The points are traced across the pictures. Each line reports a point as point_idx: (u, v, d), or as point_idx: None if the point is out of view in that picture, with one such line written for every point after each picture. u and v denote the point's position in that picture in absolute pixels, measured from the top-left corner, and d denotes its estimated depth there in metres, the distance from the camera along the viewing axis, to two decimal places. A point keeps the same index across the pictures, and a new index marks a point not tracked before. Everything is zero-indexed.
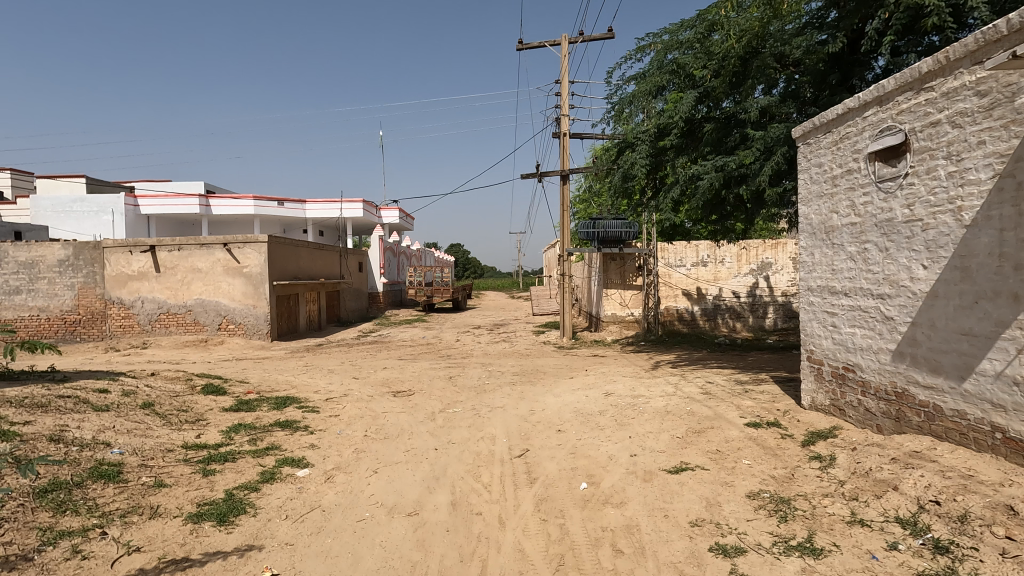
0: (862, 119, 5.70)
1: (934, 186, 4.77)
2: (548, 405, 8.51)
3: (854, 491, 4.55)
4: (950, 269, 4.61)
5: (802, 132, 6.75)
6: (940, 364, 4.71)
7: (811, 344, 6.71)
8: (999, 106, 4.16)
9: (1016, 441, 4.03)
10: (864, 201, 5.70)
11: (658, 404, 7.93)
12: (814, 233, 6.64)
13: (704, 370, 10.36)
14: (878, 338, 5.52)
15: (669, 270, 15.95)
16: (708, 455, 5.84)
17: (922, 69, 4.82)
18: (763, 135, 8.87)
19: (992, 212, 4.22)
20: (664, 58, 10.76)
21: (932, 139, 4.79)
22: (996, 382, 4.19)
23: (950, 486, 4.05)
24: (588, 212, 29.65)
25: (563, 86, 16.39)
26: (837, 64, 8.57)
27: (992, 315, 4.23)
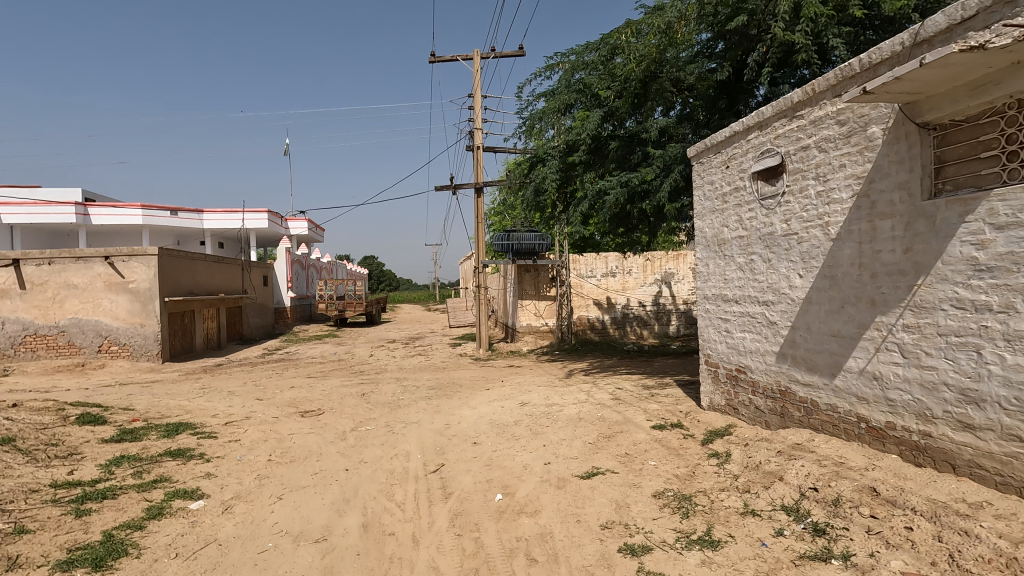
0: (746, 141, 6.27)
1: (806, 204, 5.32)
2: (464, 418, 8.46)
3: (746, 484, 4.92)
4: (820, 278, 5.16)
5: (695, 151, 7.28)
6: (816, 363, 5.23)
7: (708, 348, 7.20)
8: (854, 134, 4.73)
9: (877, 429, 4.56)
10: (749, 216, 6.23)
11: (571, 411, 8.14)
12: (708, 245, 7.15)
13: (615, 376, 10.79)
14: (764, 341, 6.03)
15: (581, 281, 16.49)
16: (618, 458, 6.07)
17: (793, 99, 5.38)
18: (662, 154, 9.48)
19: (852, 227, 4.77)
20: (571, 77, 11.17)
21: (803, 161, 5.34)
22: (860, 378, 4.72)
23: (825, 473, 4.50)
24: (504, 224, 30.01)
25: (476, 100, 16.57)
26: (725, 91, 9.44)
27: (856, 318, 4.76)
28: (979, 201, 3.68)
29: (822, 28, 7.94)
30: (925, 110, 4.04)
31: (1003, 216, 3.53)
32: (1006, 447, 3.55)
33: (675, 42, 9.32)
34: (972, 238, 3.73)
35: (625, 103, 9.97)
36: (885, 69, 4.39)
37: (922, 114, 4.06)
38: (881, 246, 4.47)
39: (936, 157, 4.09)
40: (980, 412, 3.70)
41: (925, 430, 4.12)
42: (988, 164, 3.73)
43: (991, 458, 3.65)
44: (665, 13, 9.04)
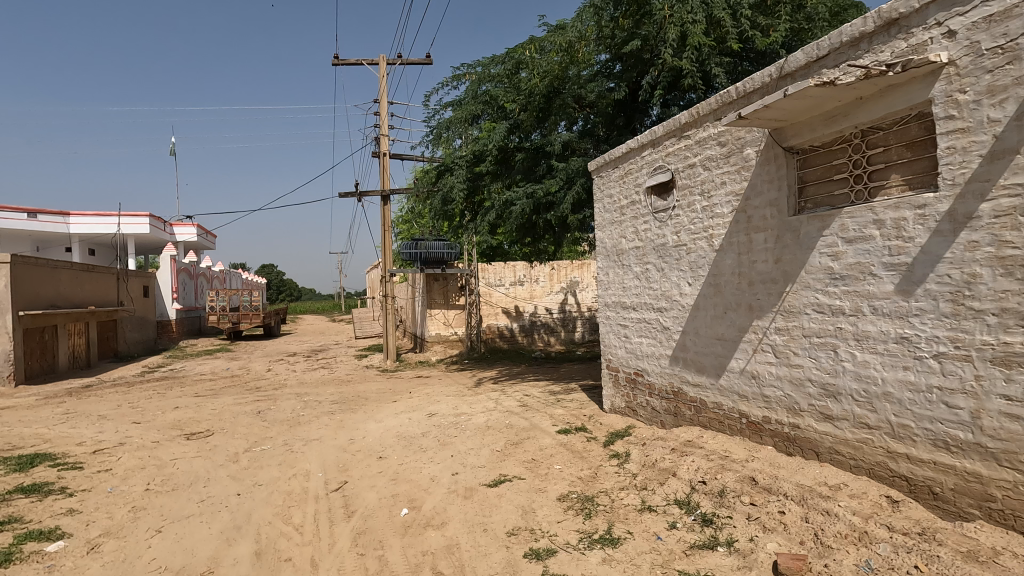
0: (641, 157, 6.67)
1: (693, 217, 5.75)
2: (369, 432, 8.19)
3: (644, 481, 5.20)
4: (706, 286, 5.58)
5: (595, 165, 7.62)
6: (704, 365, 5.64)
7: (608, 353, 7.53)
8: (733, 155, 5.19)
9: (755, 423, 5.00)
10: (645, 228, 6.62)
11: (480, 420, 8.15)
12: (607, 255, 7.49)
13: (523, 383, 10.95)
14: (659, 345, 6.41)
15: (490, 289, 16.60)
16: (524, 464, 6.16)
17: (681, 120, 5.81)
18: (565, 167, 9.83)
19: (732, 240, 5.22)
20: (478, 88, 11.29)
21: (690, 178, 5.77)
22: (740, 377, 5.15)
23: (712, 467, 4.86)
24: (412, 232, 29.53)
25: (382, 106, 16.23)
26: (622, 110, 10.00)
27: (736, 322, 5.20)
28: (833, 218, 4.17)
29: (705, 57, 8.68)
30: (790, 135, 4.52)
31: (852, 231, 4.03)
32: (858, 433, 4.03)
33: (576, 61, 9.75)
34: (829, 250, 4.22)
35: (529, 116, 10.18)
36: (757, 97, 4.86)
37: (787, 139, 4.55)
38: (757, 257, 4.93)
39: (799, 177, 4.59)
40: (838, 404, 4.18)
41: (794, 422, 4.57)
42: (840, 185, 4.25)
43: (846, 444, 4.12)
44: (567, 33, 9.73)
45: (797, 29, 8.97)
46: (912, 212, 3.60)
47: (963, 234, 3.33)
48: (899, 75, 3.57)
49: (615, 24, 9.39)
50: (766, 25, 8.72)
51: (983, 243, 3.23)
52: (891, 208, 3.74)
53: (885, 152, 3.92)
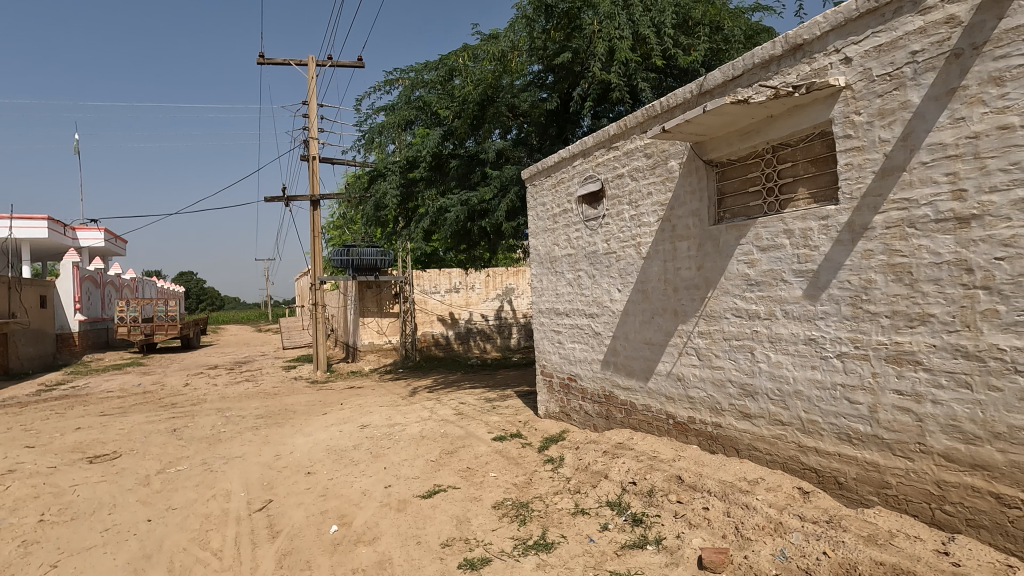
0: (572, 167, 6.83)
1: (622, 225, 5.94)
2: (297, 447, 7.84)
3: (577, 485, 5.29)
4: (634, 292, 5.78)
5: (529, 173, 7.72)
6: (633, 368, 5.82)
7: (542, 359, 7.61)
8: (658, 167, 5.42)
9: (681, 424, 5.21)
10: (576, 236, 6.77)
11: (414, 430, 8.00)
12: (541, 262, 7.59)
13: (459, 391, 10.87)
14: (591, 350, 6.55)
15: (425, 297, 16.35)
16: (460, 473, 6.10)
17: (610, 131, 6.01)
18: (499, 175, 9.94)
19: (658, 248, 5.44)
20: (411, 94, 11.16)
21: (619, 188, 5.97)
22: (667, 379, 5.36)
23: (642, 467, 5.01)
24: (344, 239, 28.69)
25: (312, 108, 15.70)
26: (555, 119, 10.15)
27: (663, 327, 5.41)
28: (749, 227, 4.44)
29: (632, 72, 9.03)
30: (709, 149, 4.78)
31: (765, 240, 4.30)
32: (773, 430, 4.29)
33: (509, 70, 9.81)
34: (745, 258, 4.48)
35: (463, 124, 10.15)
36: (680, 112, 5.11)
37: (707, 153, 4.80)
38: (681, 264, 5.15)
39: (718, 189, 4.86)
40: (755, 403, 4.43)
41: (716, 421, 4.80)
42: (755, 197, 4.53)
43: (763, 440, 4.37)
44: (499, 43, 9.66)
45: (716, 49, 9.51)
46: (817, 222, 3.90)
47: (860, 243, 3.63)
48: (804, 96, 3.86)
49: (546, 36, 9.59)
50: (688, 44, 9.19)
51: (877, 252, 3.53)
52: (799, 219, 4.03)
53: (793, 167, 4.21)
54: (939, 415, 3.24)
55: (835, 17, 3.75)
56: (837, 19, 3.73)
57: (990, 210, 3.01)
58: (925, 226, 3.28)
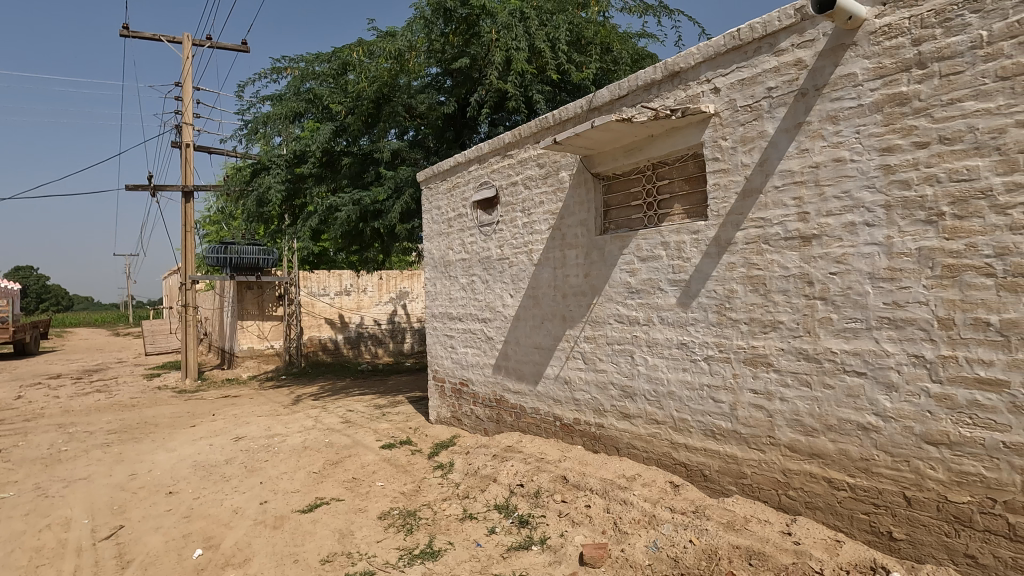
0: (467, 172, 6.85)
1: (515, 232, 6.05)
2: (158, 464, 7.04)
3: (466, 490, 5.29)
4: (526, 298, 5.91)
5: (424, 176, 7.62)
6: (524, 373, 5.94)
7: (435, 364, 7.53)
8: (550, 176, 5.59)
9: (567, 425, 5.40)
10: (470, 241, 6.79)
11: (295, 440, 7.52)
12: (435, 266, 7.52)
13: (347, 398, 10.41)
14: (483, 354, 6.59)
15: (312, 299, 15.49)
16: (344, 484, 5.84)
17: (505, 139, 6.11)
18: (393, 175, 9.68)
19: (549, 255, 5.61)
20: (301, 85, 10.59)
21: (513, 196, 6.08)
22: (555, 382, 5.53)
23: (529, 470, 5.13)
24: (222, 235, 26.43)
25: (186, 91, 14.31)
26: (452, 124, 10.30)
27: (552, 332, 5.58)
28: (631, 238, 4.72)
29: (527, 83, 9.31)
30: (597, 163, 5.02)
31: (645, 251, 4.59)
32: (649, 428, 4.58)
33: (406, 70, 9.59)
34: (627, 267, 4.76)
35: (356, 120, 9.73)
36: (570, 126, 5.32)
37: (595, 166, 5.05)
38: (570, 271, 5.35)
39: (604, 201, 5.12)
40: (634, 404, 4.70)
41: (599, 421, 5.03)
42: (636, 210, 4.83)
43: (640, 438, 4.66)
44: (397, 41, 9.33)
45: (606, 69, 10.07)
46: (689, 236, 4.24)
47: (724, 256, 4.01)
48: (680, 119, 4.19)
49: (445, 39, 9.59)
50: (580, 62, 9.64)
51: (738, 264, 3.92)
52: (674, 232, 4.36)
53: (670, 185, 4.56)
54: (786, 412, 3.65)
55: (707, 50, 4.11)
56: (708, 51, 4.10)
57: (826, 231, 3.45)
58: (776, 243, 3.70)
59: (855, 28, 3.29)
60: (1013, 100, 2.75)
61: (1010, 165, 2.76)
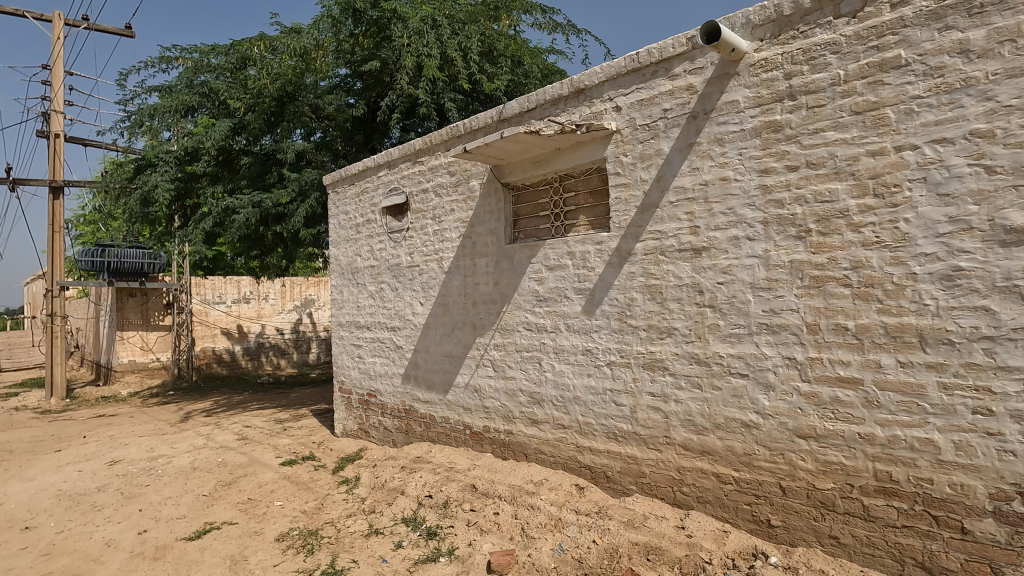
0: (377, 177, 6.69)
1: (426, 240, 5.99)
2: (12, 496, 6.17)
3: (372, 504, 5.13)
4: (436, 306, 5.85)
5: (331, 179, 7.35)
6: (433, 382, 5.87)
7: (341, 376, 7.24)
8: (460, 185, 5.60)
9: (477, 433, 5.40)
10: (379, 247, 6.63)
11: (183, 461, 6.91)
12: (342, 273, 7.25)
13: (244, 414, 9.73)
14: (392, 364, 6.44)
15: (206, 307, 14.36)
16: (238, 506, 5.44)
17: (415, 145, 6.05)
18: (297, 178, 9.23)
19: (459, 263, 5.60)
20: (194, 78, 9.86)
21: (423, 203, 6.02)
22: (465, 391, 5.52)
23: (437, 480, 5.09)
24: (99, 236, 23.89)
25: (56, 75, 12.81)
26: (362, 127, 10.13)
27: (462, 340, 5.57)
28: (539, 247, 4.83)
29: (439, 91, 9.29)
30: (507, 173, 5.11)
31: (552, 260, 4.72)
32: (556, 433, 4.69)
33: (313, 69, 9.13)
34: (535, 276, 4.86)
35: (257, 118, 9.19)
36: (481, 135, 5.37)
37: (505, 176, 5.13)
38: (480, 279, 5.37)
39: (514, 210, 5.20)
40: (541, 410, 4.80)
41: (509, 428, 5.08)
42: (544, 220, 4.96)
43: (547, 443, 4.76)
44: (302, 39, 8.86)
45: (516, 81, 10.29)
46: (593, 247, 4.41)
47: (625, 266, 4.21)
48: (584, 134, 4.37)
49: (354, 41, 9.39)
50: (491, 73, 9.78)
51: (637, 274, 4.14)
52: (580, 243, 4.52)
53: (576, 197, 4.72)
54: (680, 412, 3.89)
55: (610, 70, 4.33)
56: (611, 72, 4.31)
57: (714, 244, 3.73)
58: (671, 255, 3.94)
59: (737, 60, 3.61)
60: (865, 133, 3.13)
61: (863, 189, 3.14)
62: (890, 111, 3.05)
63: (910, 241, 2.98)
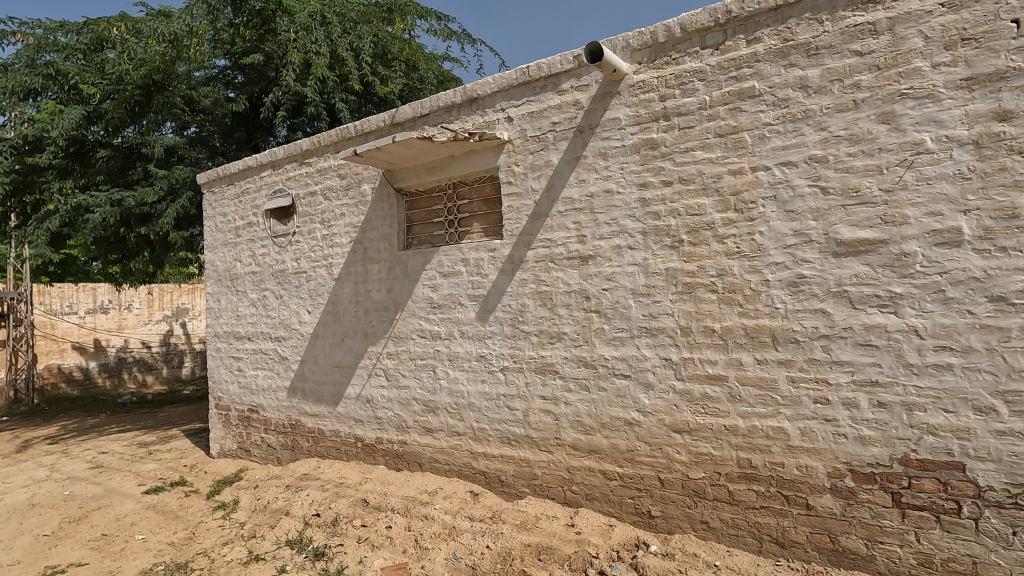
0: (259, 178, 6.27)
1: (314, 244, 5.71)
2: None
3: (252, 529, 4.77)
4: (325, 314, 5.59)
5: (206, 179, 6.77)
6: (322, 394, 5.59)
7: (217, 391, 6.67)
8: (351, 188, 5.41)
9: (370, 445, 5.22)
10: (262, 252, 6.21)
11: (18, 498, 5.96)
12: (219, 279, 6.69)
13: (100, 438, 8.62)
14: (276, 377, 6.04)
15: (52, 319, 12.55)
16: (89, 544, 4.79)
17: (302, 145, 5.76)
18: (166, 175, 8.39)
19: (350, 269, 5.40)
20: (37, 57, 8.64)
21: (311, 206, 5.73)
22: (357, 402, 5.31)
23: (326, 497, 4.86)
24: None
25: None
26: (243, 123, 9.55)
27: (353, 350, 5.36)
28: (432, 254, 4.79)
29: (329, 91, 8.96)
30: (400, 178, 5.02)
31: (446, 267, 4.70)
32: (450, 440, 4.67)
33: (185, 57, 8.32)
34: (429, 283, 4.82)
35: (116, 107, 8.20)
36: (372, 139, 5.24)
37: (398, 181, 5.04)
38: (372, 286, 5.22)
39: (407, 216, 5.12)
40: (436, 418, 4.75)
41: (402, 438, 4.97)
42: (438, 226, 4.93)
43: (442, 452, 4.71)
44: (171, 23, 8.10)
45: (411, 86, 10.18)
46: (486, 254, 4.46)
47: (518, 273, 4.31)
48: (477, 142, 4.43)
49: (234, 31, 8.79)
50: (385, 75, 9.60)
51: (529, 280, 4.25)
52: (474, 249, 4.54)
53: (469, 204, 4.76)
54: (569, 414, 4.04)
55: (502, 81, 4.41)
56: (502, 83, 4.41)
57: (600, 253, 3.93)
58: (560, 263, 4.10)
59: (619, 80, 3.85)
60: (727, 154, 3.48)
61: (725, 204, 3.48)
62: (746, 135, 3.42)
63: (764, 251, 3.35)
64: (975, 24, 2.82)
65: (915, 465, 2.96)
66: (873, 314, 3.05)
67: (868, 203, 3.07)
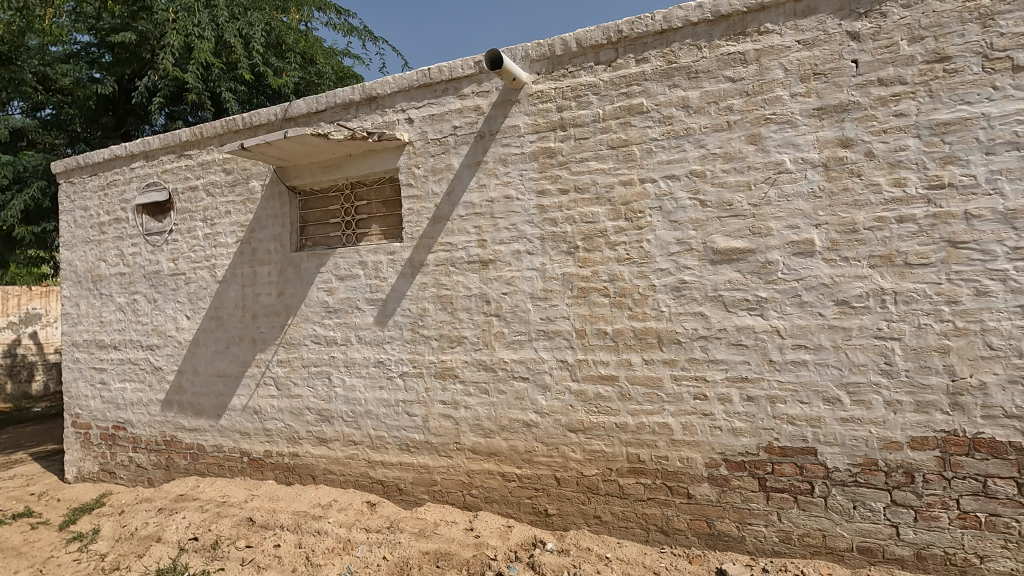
0: (129, 169, 5.66)
1: (194, 244, 5.25)
2: None
3: (116, 560, 4.28)
4: (206, 319, 5.16)
5: (63, 167, 5.99)
6: (202, 406, 5.14)
7: (75, 408, 5.91)
8: (238, 184, 5.05)
9: (257, 460, 4.88)
10: (132, 252, 5.61)
11: None
12: (78, 282, 5.94)
13: None
14: (147, 389, 5.47)
15: None
16: None
17: (181, 136, 5.30)
18: (11, 160, 7.33)
19: (236, 271, 5.02)
20: None
21: (190, 202, 5.28)
22: (243, 413, 4.95)
23: (205, 519, 4.49)
24: None
25: None
26: (111, 107, 8.53)
27: (238, 357, 4.99)
28: (328, 256, 4.59)
29: (214, 79, 8.33)
30: (293, 175, 4.77)
31: (342, 269, 4.52)
32: (346, 450, 4.49)
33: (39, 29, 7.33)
34: (324, 286, 4.61)
35: None
36: (262, 133, 4.93)
37: (291, 179, 4.78)
38: (260, 289, 4.89)
39: (300, 215, 4.87)
40: (330, 427, 4.54)
41: (293, 450, 4.70)
42: (334, 227, 4.74)
43: (337, 462, 4.51)
44: None
45: (309, 80, 9.73)
46: (385, 256, 4.35)
47: (418, 277, 4.25)
48: (376, 142, 4.31)
49: (101, 5, 7.88)
50: (279, 67, 9.08)
51: (429, 284, 4.20)
52: (372, 252, 4.41)
53: (367, 206, 4.62)
54: (469, 418, 4.05)
55: (402, 81, 4.34)
56: (403, 83, 4.33)
57: (499, 257, 3.98)
58: (460, 266, 4.10)
59: (518, 88, 3.93)
60: (618, 165, 3.67)
61: (616, 213, 3.67)
62: (636, 149, 3.63)
63: (650, 258, 3.57)
64: (824, 61, 3.21)
65: (777, 452, 3.29)
66: (743, 316, 3.36)
67: (739, 215, 3.38)
